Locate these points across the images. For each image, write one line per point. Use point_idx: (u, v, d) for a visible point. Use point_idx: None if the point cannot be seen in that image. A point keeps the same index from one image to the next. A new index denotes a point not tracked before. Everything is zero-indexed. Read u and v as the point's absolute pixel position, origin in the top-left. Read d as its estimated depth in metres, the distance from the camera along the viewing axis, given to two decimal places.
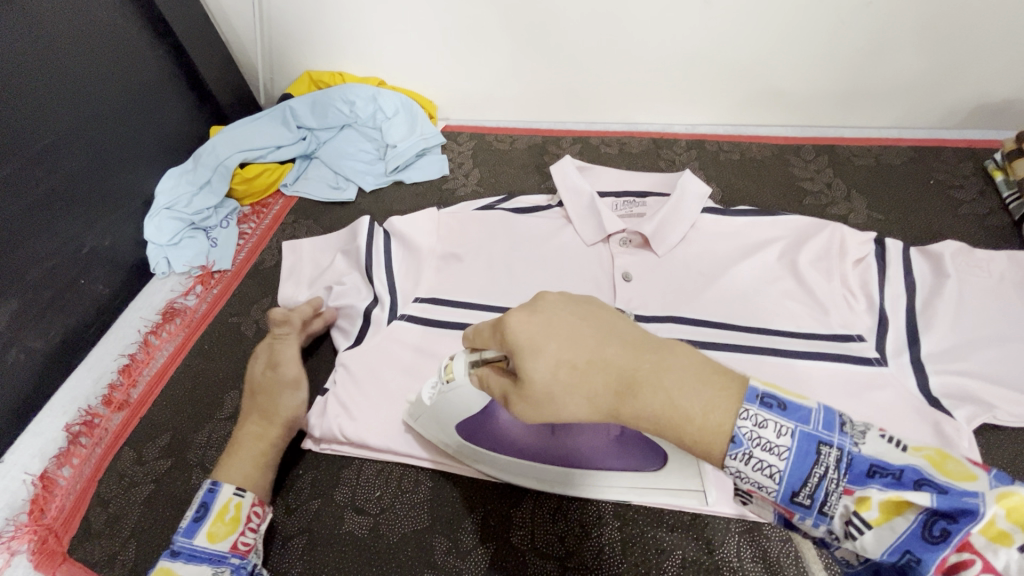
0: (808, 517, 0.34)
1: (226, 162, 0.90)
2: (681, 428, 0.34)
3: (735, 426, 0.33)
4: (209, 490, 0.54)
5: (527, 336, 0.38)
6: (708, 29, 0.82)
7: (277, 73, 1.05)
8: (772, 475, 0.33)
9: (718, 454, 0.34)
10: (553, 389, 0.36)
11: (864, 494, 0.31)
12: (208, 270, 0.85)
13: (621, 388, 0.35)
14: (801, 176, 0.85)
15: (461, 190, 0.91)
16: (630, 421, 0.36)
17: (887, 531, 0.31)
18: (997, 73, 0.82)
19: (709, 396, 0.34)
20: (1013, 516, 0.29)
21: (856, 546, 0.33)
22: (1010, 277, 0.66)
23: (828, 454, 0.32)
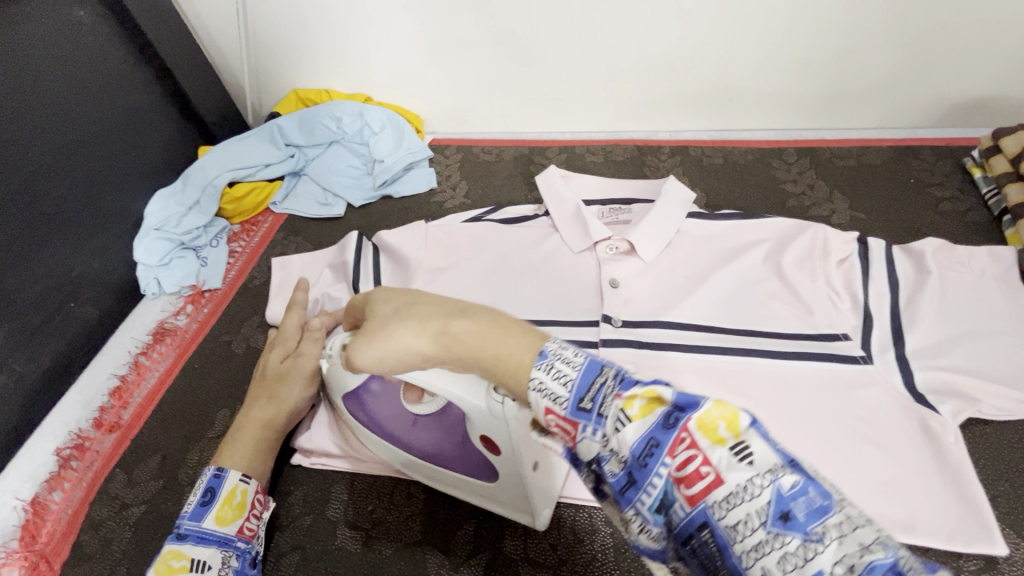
0: (587, 428, 0.33)
1: (214, 181, 0.91)
2: (489, 354, 0.37)
3: (548, 344, 0.35)
4: (216, 475, 0.55)
5: (383, 298, 0.44)
6: (685, 37, 0.83)
7: (265, 92, 1.06)
8: (561, 381, 0.34)
9: (528, 371, 0.35)
10: (394, 317, 0.41)
11: (630, 394, 0.32)
12: (198, 289, 0.85)
13: (445, 322, 0.39)
14: (783, 178, 0.87)
15: (449, 203, 0.92)
16: (448, 346, 0.38)
17: (643, 426, 0.32)
18: (971, 73, 0.84)
19: (538, 334, 0.36)
20: (732, 423, 0.30)
21: (619, 455, 0.32)
22: (991, 271, 0.67)
23: (608, 371, 0.34)
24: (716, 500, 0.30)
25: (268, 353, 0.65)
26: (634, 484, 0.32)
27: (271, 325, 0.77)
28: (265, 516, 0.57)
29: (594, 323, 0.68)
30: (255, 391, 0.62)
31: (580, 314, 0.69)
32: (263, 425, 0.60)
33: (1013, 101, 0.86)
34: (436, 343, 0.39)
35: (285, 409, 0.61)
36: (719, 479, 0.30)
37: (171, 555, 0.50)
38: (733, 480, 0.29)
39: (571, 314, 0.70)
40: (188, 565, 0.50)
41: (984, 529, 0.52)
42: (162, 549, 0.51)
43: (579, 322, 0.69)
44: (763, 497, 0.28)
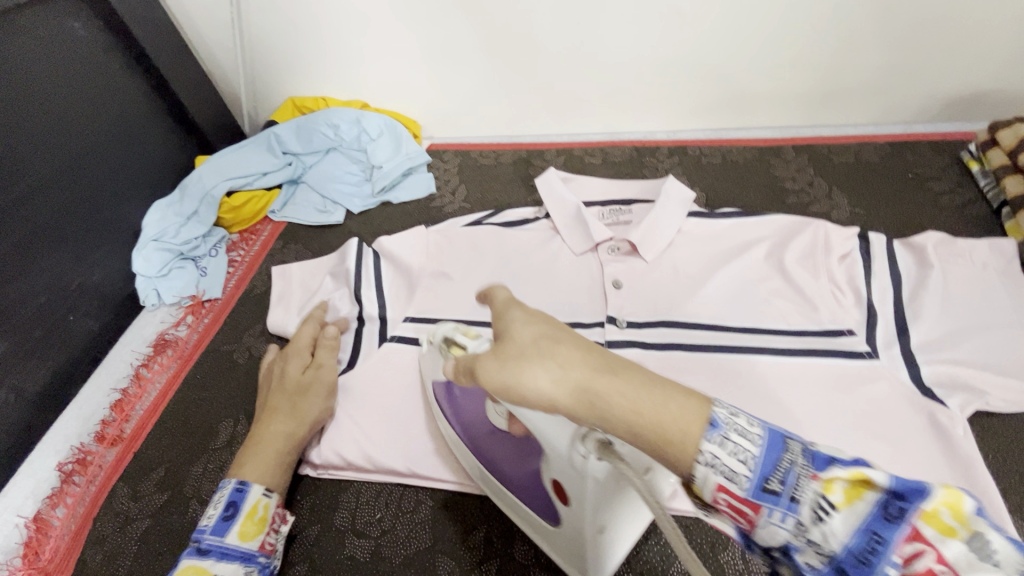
0: (773, 512, 0.32)
1: (212, 191, 0.90)
2: (656, 422, 0.34)
3: (717, 412, 0.34)
4: (238, 489, 0.54)
5: (530, 318, 0.42)
6: (682, 37, 0.84)
7: (261, 100, 1.06)
8: (745, 459, 0.33)
9: (697, 444, 0.33)
10: (530, 351, 0.39)
11: (828, 477, 0.32)
12: (198, 299, 0.84)
13: (596, 373, 0.37)
14: (782, 176, 0.87)
15: (449, 208, 0.92)
16: (597, 399, 0.36)
17: (852, 515, 0.31)
18: (966, 67, 0.84)
19: (698, 402, 0.35)
20: (958, 514, 0.31)
21: (818, 545, 0.31)
22: (992, 264, 0.67)
23: (798, 451, 0.33)
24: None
25: (278, 366, 0.66)
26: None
27: (273, 333, 0.77)
28: (283, 532, 0.56)
29: (598, 325, 0.68)
30: (274, 403, 0.62)
31: (583, 316, 0.69)
32: (289, 438, 0.59)
33: (1008, 95, 0.87)
34: (577, 395, 0.36)
35: (311, 419, 0.61)
36: None
37: (193, 571, 0.49)
38: None
39: (574, 315, 0.70)
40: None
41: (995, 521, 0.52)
42: (183, 563, 0.50)
43: (583, 324, 0.68)
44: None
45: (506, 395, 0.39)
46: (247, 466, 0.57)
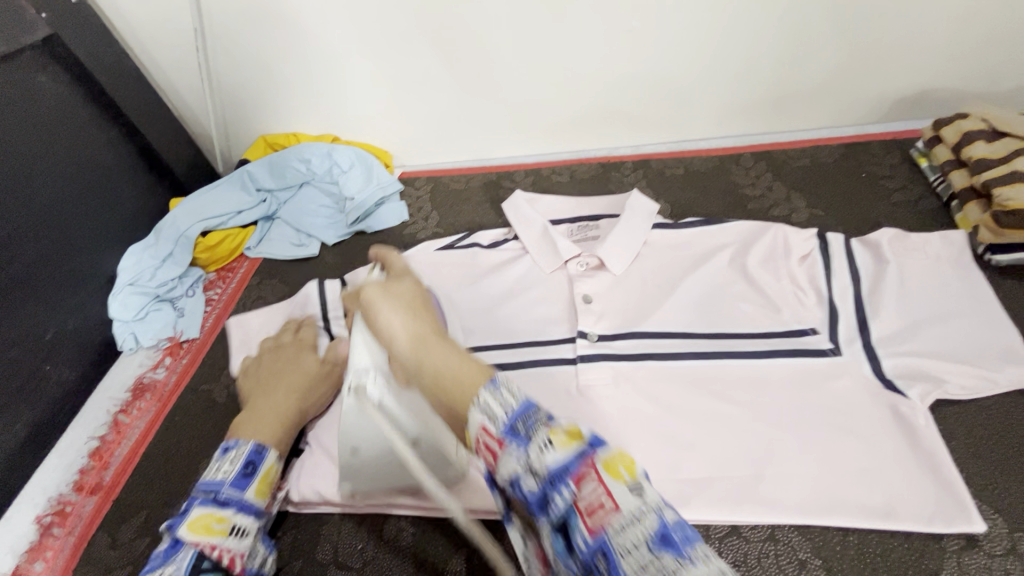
0: (512, 447, 0.37)
1: (187, 232, 0.91)
2: (443, 377, 0.43)
3: (500, 375, 0.41)
4: (256, 451, 0.57)
5: (412, 287, 0.53)
6: (638, 56, 0.87)
7: (233, 141, 1.07)
8: (501, 404, 0.39)
9: (475, 392, 0.40)
10: (383, 301, 0.50)
11: (555, 425, 0.37)
12: (177, 341, 0.85)
13: (428, 333, 0.47)
14: (743, 183, 0.89)
15: (422, 233, 0.94)
16: (413, 345, 0.46)
17: (564, 450, 0.36)
18: (908, 69, 0.88)
19: (488, 371, 0.42)
20: (631, 469, 0.36)
21: (534, 472, 0.36)
22: (945, 256, 0.69)
23: (541, 410, 0.39)
24: (614, 527, 0.33)
25: (288, 352, 0.68)
26: (544, 503, 0.36)
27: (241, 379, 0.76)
28: (281, 496, 0.61)
29: (570, 340, 0.69)
30: (283, 382, 0.65)
31: (555, 333, 0.71)
32: (295, 417, 0.63)
33: (951, 93, 0.91)
34: (411, 340, 0.47)
35: (315, 405, 0.65)
36: (616, 511, 0.34)
37: (212, 518, 0.51)
38: (629, 511, 0.34)
39: (546, 332, 0.71)
40: (228, 529, 0.52)
41: (961, 507, 0.53)
42: (196, 511, 0.51)
43: (555, 340, 0.70)
44: (654, 525, 0.33)
45: (366, 317, 0.51)
46: (254, 432, 0.59)
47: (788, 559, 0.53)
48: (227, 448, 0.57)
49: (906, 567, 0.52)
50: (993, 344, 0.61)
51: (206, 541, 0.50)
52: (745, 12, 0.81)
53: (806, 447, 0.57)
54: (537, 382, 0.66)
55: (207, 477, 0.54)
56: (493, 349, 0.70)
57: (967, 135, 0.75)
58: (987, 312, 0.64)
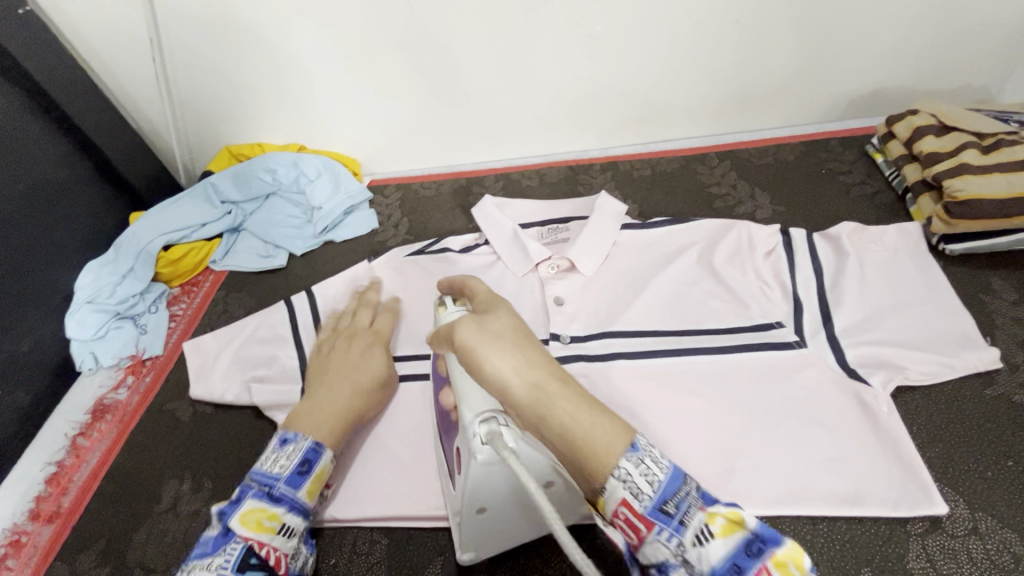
0: (666, 531, 0.39)
1: (148, 247, 0.88)
2: (586, 446, 0.40)
3: (640, 438, 0.41)
4: (314, 448, 0.56)
5: (506, 315, 0.46)
6: (603, 60, 0.88)
7: (196, 151, 1.05)
8: (648, 480, 0.40)
9: (618, 460, 0.40)
10: (481, 346, 0.43)
11: (712, 511, 0.40)
12: (139, 358, 0.82)
13: (547, 380, 0.42)
14: (708, 182, 0.91)
15: (393, 241, 0.93)
16: (539, 398, 0.41)
17: (726, 544, 0.39)
18: (863, 68, 0.91)
19: (629, 430, 0.41)
20: (794, 559, 0.38)
21: (691, 565, 0.39)
22: (902, 247, 0.71)
23: (690, 487, 0.41)
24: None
25: (358, 344, 0.67)
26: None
27: (201, 401, 0.74)
28: (326, 496, 0.59)
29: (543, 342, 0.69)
30: (341, 378, 0.63)
31: None
32: (354, 413, 0.62)
33: (901, 91, 0.94)
34: (530, 392, 0.42)
35: (375, 404, 0.64)
36: None
37: (263, 515, 0.52)
38: None
39: None
40: (276, 527, 0.52)
41: (923, 491, 0.54)
42: (249, 504, 0.52)
43: None
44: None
45: (467, 363, 0.44)
46: (313, 424, 0.59)
47: None
48: (285, 440, 0.56)
49: (873, 552, 0.53)
50: (949, 331, 0.64)
51: (256, 538, 0.51)
52: (705, 16, 0.83)
53: (775, 440, 0.58)
54: None
55: (262, 469, 0.54)
56: None
57: (918, 129, 0.77)
58: (942, 300, 0.66)
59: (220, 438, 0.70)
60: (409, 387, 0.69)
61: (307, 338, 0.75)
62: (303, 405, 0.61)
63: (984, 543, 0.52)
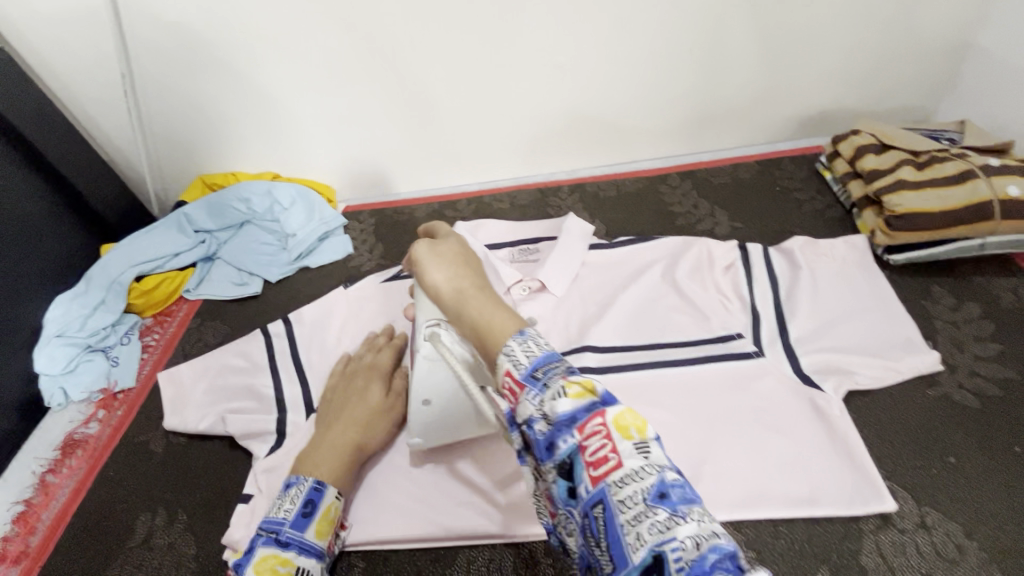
0: (528, 393, 0.39)
1: (120, 278, 0.89)
2: (483, 327, 0.45)
3: (529, 330, 0.42)
4: (316, 488, 0.58)
5: (458, 246, 0.57)
6: (565, 87, 0.93)
7: (168, 182, 1.05)
8: (527, 354, 0.40)
9: (506, 340, 0.42)
10: (425, 256, 0.54)
11: (571, 378, 0.38)
12: (110, 392, 0.82)
13: (466, 282, 0.50)
14: (671, 201, 0.95)
15: (367, 265, 0.95)
16: (461, 293, 0.49)
17: (576, 403, 0.37)
18: (810, 92, 0.97)
19: (523, 324, 0.43)
20: (640, 428, 0.36)
21: (547, 418, 0.38)
22: (851, 258, 0.76)
23: (563, 361, 0.40)
24: (614, 481, 0.35)
25: (358, 381, 0.68)
26: (552, 448, 0.37)
27: (175, 432, 0.74)
28: (342, 537, 0.60)
29: None
30: (346, 414, 0.65)
31: None
32: (356, 448, 0.63)
33: (846, 110, 1.00)
34: (449, 287, 0.50)
35: (379, 436, 0.65)
36: (620, 463, 0.35)
37: (275, 559, 0.53)
38: (631, 465, 0.35)
39: None
40: (292, 571, 0.53)
41: (874, 488, 0.57)
42: (262, 550, 0.54)
43: None
44: (649, 481, 0.34)
45: (416, 272, 0.55)
46: (314, 465, 0.61)
47: None
48: (289, 485, 0.58)
49: (830, 551, 0.55)
50: (895, 337, 0.68)
51: None
52: (658, 46, 0.89)
53: (736, 446, 0.61)
54: None
55: (270, 516, 0.56)
56: None
57: (860, 148, 0.83)
58: (888, 307, 0.70)
59: (193, 468, 0.70)
60: None
61: (283, 364, 0.75)
62: (310, 441, 0.64)
63: (931, 536, 0.55)
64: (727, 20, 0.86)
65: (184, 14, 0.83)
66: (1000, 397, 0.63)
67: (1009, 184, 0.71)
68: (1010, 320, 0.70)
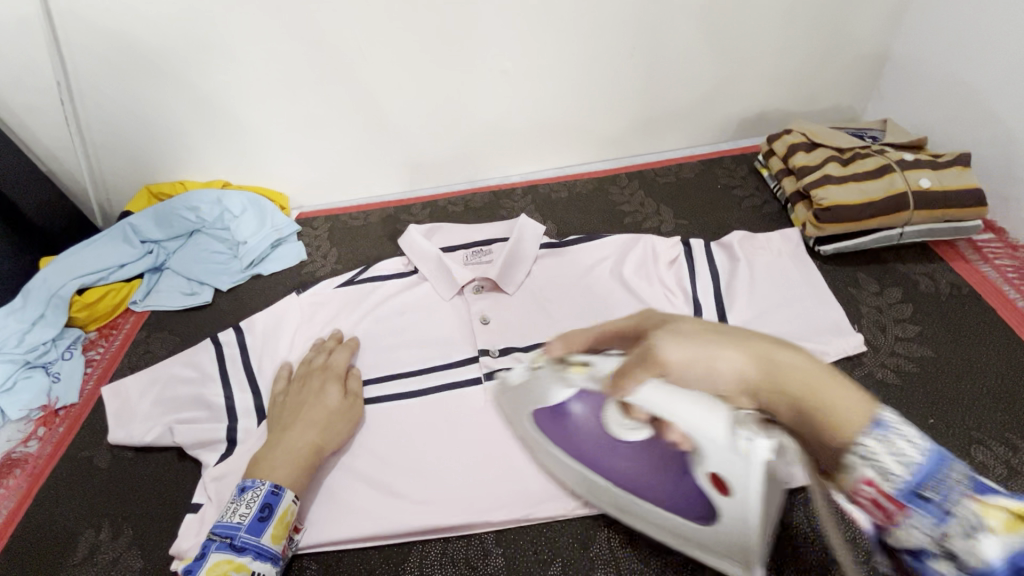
0: (921, 516, 0.37)
1: (60, 291, 0.86)
2: (815, 393, 0.41)
3: (886, 416, 0.39)
4: (273, 492, 0.58)
5: (677, 329, 0.46)
6: (514, 92, 0.95)
7: (112, 192, 1.03)
8: (900, 460, 0.37)
9: (856, 429, 0.39)
10: (689, 353, 0.44)
11: (989, 503, 0.36)
12: (51, 409, 0.78)
13: (765, 347, 0.44)
14: (620, 201, 0.98)
15: (321, 271, 0.94)
16: (783, 382, 0.42)
17: (1005, 543, 0.35)
18: (747, 94, 1.02)
19: (869, 402, 0.40)
20: None
21: (955, 558, 0.36)
22: (786, 250, 0.80)
23: (958, 470, 0.37)
24: None
25: (313, 383, 0.69)
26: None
27: (120, 446, 0.72)
28: (296, 538, 0.60)
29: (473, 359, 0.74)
30: (304, 416, 0.65)
31: (457, 355, 0.75)
32: (313, 451, 0.63)
33: (781, 112, 1.06)
34: (760, 368, 0.43)
35: (336, 438, 0.65)
36: None
37: (229, 564, 0.54)
38: None
39: (446, 357, 0.75)
40: None
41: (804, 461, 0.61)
42: (216, 554, 0.54)
43: (457, 362, 0.74)
44: None
45: (665, 368, 0.44)
46: (273, 465, 0.60)
47: None
48: (245, 489, 0.58)
49: None
50: (824, 322, 0.72)
51: None
52: (601, 52, 0.92)
53: None
54: (442, 406, 0.70)
55: (225, 520, 0.56)
56: (396, 377, 0.73)
57: (792, 146, 0.87)
58: (819, 294, 0.74)
59: (140, 482, 0.69)
60: None
61: (234, 373, 0.74)
62: (265, 445, 0.63)
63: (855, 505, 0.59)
64: (665, 27, 0.90)
65: (125, 22, 0.81)
66: (918, 374, 0.68)
67: (921, 176, 0.77)
68: (926, 304, 0.75)
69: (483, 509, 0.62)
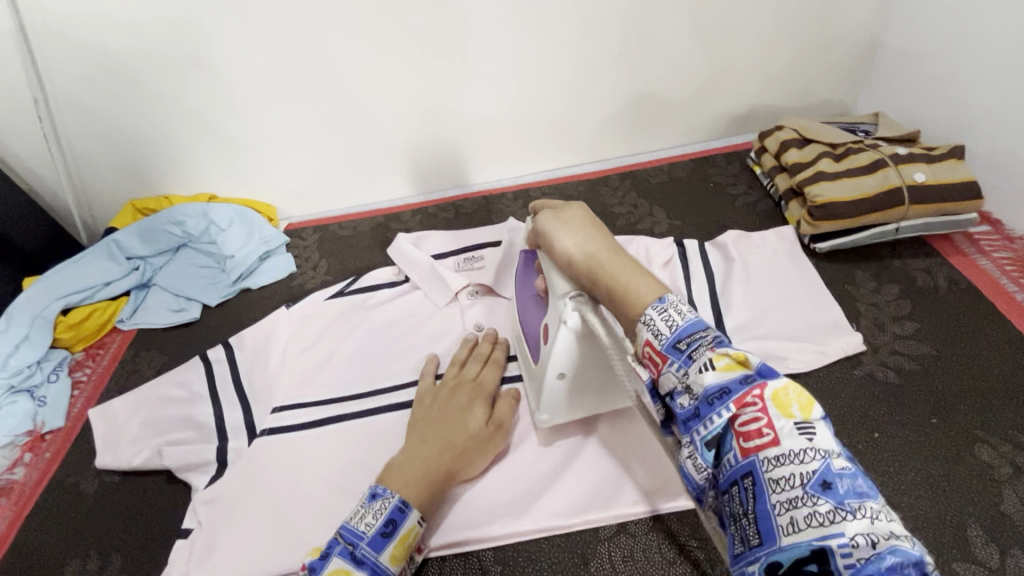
0: (676, 363, 0.45)
1: (45, 312, 0.84)
2: (622, 284, 0.51)
3: (670, 297, 0.48)
4: (399, 508, 0.54)
5: (574, 215, 0.59)
6: (501, 95, 0.93)
7: (96, 209, 1.01)
8: (669, 325, 0.46)
9: (646, 308, 0.48)
10: (554, 230, 0.59)
11: (720, 352, 0.44)
12: (37, 433, 0.77)
13: (603, 244, 0.56)
14: (612, 202, 0.97)
15: (311, 283, 0.93)
16: (603, 263, 0.54)
17: (724, 375, 0.43)
18: (737, 91, 1.01)
19: (662, 290, 0.50)
20: (803, 407, 0.41)
21: (691, 392, 0.44)
22: (781, 248, 0.79)
23: (707, 334, 0.45)
24: (766, 457, 0.40)
25: (464, 396, 0.65)
26: (697, 417, 0.43)
27: (108, 470, 0.71)
28: (415, 560, 0.56)
29: None
30: (446, 430, 0.61)
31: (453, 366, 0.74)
32: (447, 472, 0.59)
33: (772, 108, 1.05)
34: (586, 253, 0.55)
35: (471, 464, 0.61)
36: (775, 442, 0.40)
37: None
38: (788, 445, 0.39)
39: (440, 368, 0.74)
40: None
41: None
42: (331, 561, 0.51)
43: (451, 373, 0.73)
44: (813, 467, 0.38)
45: (545, 243, 0.60)
46: (403, 479, 0.57)
47: (667, 545, 0.59)
48: (375, 496, 0.55)
49: None
50: (822, 320, 0.71)
51: None
52: (588, 52, 0.91)
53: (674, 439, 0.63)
54: None
55: (351, 525, 0.53)
56: (389, 390, 0.72)
57: (784, 143, 0.86)
58: (816, 293, 0.73)
59: (129, 507, 0.67)
60: (331, 430, 0.69)
61: (223, 392, 0.73)
62: (401, 450, 0.60)
63: None
64: (652, 25, 0.89)
65: (100, 34, 0.80)
66: (919, 372, 0.67)
67: (915, 171, 0.76)
68: (924, 299, 0.74)
69: (480, 525, 0.60)
